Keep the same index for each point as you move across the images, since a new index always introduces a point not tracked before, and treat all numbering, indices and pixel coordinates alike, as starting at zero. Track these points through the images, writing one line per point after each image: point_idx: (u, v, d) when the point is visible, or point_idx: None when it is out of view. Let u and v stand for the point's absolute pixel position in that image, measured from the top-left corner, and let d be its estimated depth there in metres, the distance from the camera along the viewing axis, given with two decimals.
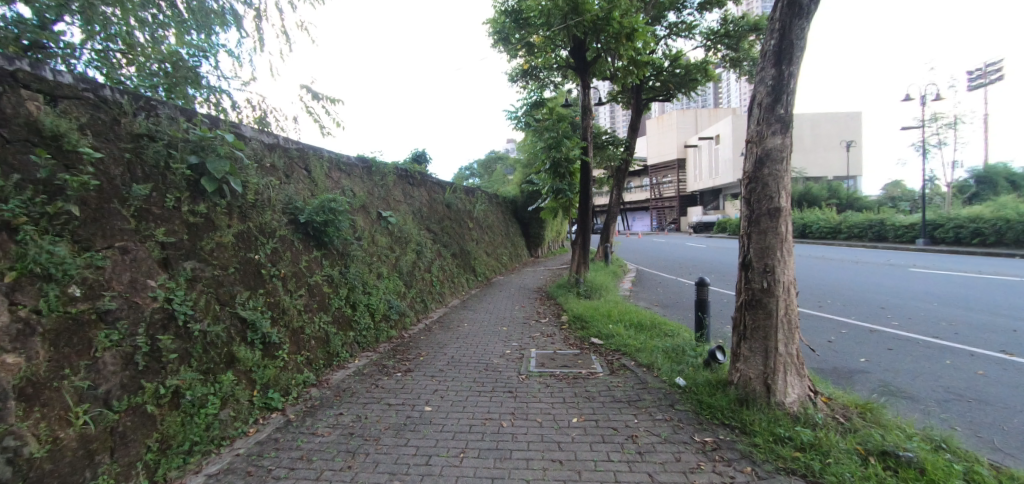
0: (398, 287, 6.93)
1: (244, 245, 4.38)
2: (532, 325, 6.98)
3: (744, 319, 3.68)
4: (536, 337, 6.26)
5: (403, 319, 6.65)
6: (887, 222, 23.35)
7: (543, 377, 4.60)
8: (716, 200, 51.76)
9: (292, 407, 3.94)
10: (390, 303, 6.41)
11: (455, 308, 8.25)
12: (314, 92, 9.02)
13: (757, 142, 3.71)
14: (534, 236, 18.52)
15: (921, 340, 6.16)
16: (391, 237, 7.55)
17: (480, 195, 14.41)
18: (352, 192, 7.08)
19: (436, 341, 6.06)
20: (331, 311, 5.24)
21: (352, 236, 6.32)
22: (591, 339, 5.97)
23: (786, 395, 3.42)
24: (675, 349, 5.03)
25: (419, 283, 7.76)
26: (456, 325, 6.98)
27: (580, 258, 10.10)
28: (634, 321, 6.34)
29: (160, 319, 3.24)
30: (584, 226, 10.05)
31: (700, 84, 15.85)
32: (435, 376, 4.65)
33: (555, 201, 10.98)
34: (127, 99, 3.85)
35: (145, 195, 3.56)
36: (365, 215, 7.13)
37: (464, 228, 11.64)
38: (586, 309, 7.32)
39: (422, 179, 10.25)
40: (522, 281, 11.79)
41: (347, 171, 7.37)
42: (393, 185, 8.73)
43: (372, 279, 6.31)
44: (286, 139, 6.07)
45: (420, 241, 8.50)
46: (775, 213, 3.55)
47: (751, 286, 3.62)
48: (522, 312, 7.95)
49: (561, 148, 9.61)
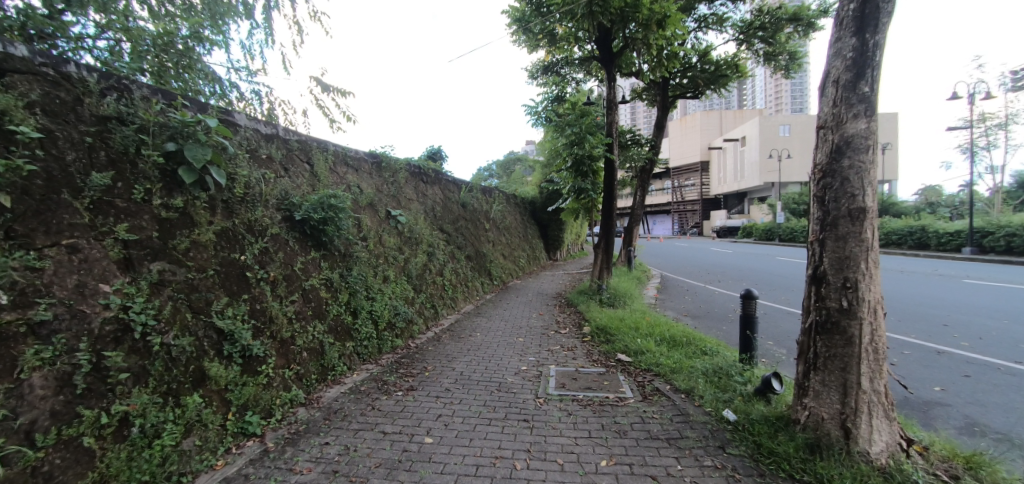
0: (406, 292, 6.39)
1: (228, 244, 3.89)
2: (552, 336, 6.33)
3: (815, 345, 3.01)
4: (555, 351, 5.61)
5: (410, 327, 6.10)
6: (929, 228, 21.94)
7: (564, 403, 3.96)
8: (741, 204, 50.19)
9: (273, 433, 3.40)
10: (396, 309, 5.87)
11: (468, 315, 7.66)
12: (326, 84, 8.60)
13: (833, 128, 3.03)
14: (553, 238, 17.88)
15: (1003, 366, 5.30)
16: (400, 237, 7.03)
17: (497, 195, 13.84)
18: (359, 189, 6.58)
19: (444, 353, 5.47)
20: (329, 319, 4.72)
21: (356, 235, 5.81)
22: (617, 356, 5.29)
23: (871, 444, 2.76)
24: (719, 372, 4.33)
25: (430, 287, 7.22)
26: (468, 335, 6.38)
27: (602, 264, 9.40)
28: (666, 336, 5.65)
29: (112, 332, 2.73)
30: (608, 229, 9.35)
31: (731, 80, 15.00)
32: (440, 397, 4.06)
33: (577, 201, 10.34)
34: (95, 77, 3.40)
35: (105, 186, 3.10)
36: (373, 214, 6.62)
37: (479, 229, 11.09)
38: (611, 319, 6.65)
39: (436, 177, 9.73)
40: (540, 286, 11.14)
41: (355, 166, 6.88)
42: (405, 182, 8.23)
43: (377, 282, 5.77)
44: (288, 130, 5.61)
45: (432, 242, 7.96)
46: (858, 215, 2.87)
47: (825, 306, 2.95)
48: (540, 321, 7.30)
49: (583, 145, 8.98)
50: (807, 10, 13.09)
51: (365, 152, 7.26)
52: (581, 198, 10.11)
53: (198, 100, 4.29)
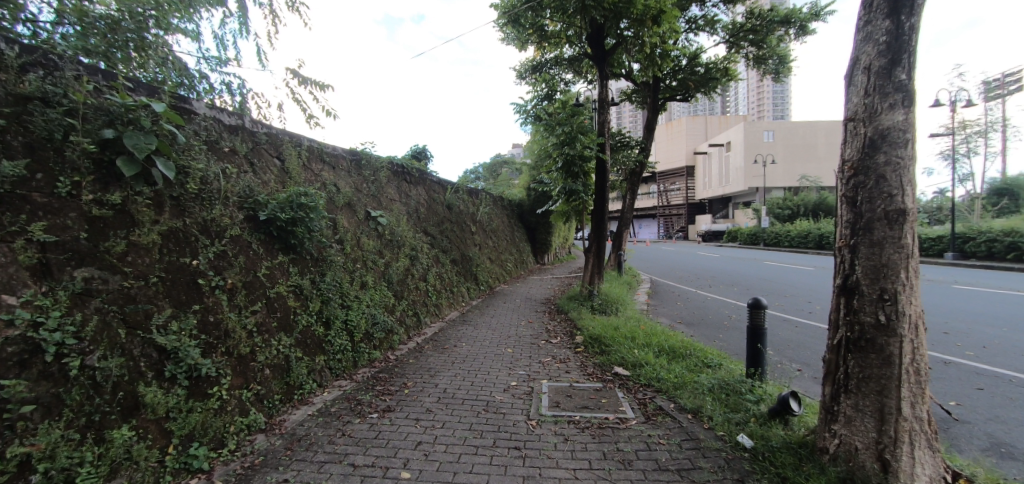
0: (386, 299, 5.92)
1: (177, 246, 3.40)
2: (542, 346, 5.91)
3: (845, 364, 2.66)
4: (547, 363, 5.19)
5: (389, 337, 5.63)
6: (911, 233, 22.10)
7: (559, 426, 3.54)
8: (726, 209, 50.60)
9: (223, 467, 2.91)
10: (374, 318, 5.39)
11: (452, 323, 7.19)
12: (302, 77, 8.08)
13: (866, 120, 2.69)
14: (541, 242, 17.52)
15: (1014, 378, 5.05)
16: (380, 239, 6.56)
17: (484, 197, 13.42)
18: (335, 187, 6.10)
19: (426, 367, 5.01)
20: (297, 330, 4.24)
21: (330, 237, 5.32)
22: (614, 369, 4.90)
23: (913, 479, 2.41)
24: (727, 389, 3.96)
25: (412, 294, 6.76)
26: (452, 345, 5.92)
27: (594, 268, 9.02)
28: (666, 347, 5.28)
29: (15, 355, 2.26)
30: (599, 232, 9.01)
31: (721, 83, 14.86)
32: (420, 421, 3.61)
33: (567, 204, 9.97)
34: (15, 50, 2.91)
35: (17, 177, 2.63)
36: (350, 215, 6.14)
37: (465, 232, 10.65)
38: (605, 328, 6.27)
39: (420, 177, 9.27)
40: (528, 291, 10.72)
41: (332, 163, 6.40)
42: (386, 182, 7.76)
43: (353, 289, 5.29)
44: (257, 122, 5.13)
45: (415, 245, 7.50)
46: (897, 217, 2.52)
47: (859, 320, 2.60)
48: (529, 330, 6.88)
49: (574, 145, 8.62)
50: (798, 13, 12.94)
51: (344, 148, 6.78)
52: (572, 200, 9.73)
53: (148, 83, 3.81)
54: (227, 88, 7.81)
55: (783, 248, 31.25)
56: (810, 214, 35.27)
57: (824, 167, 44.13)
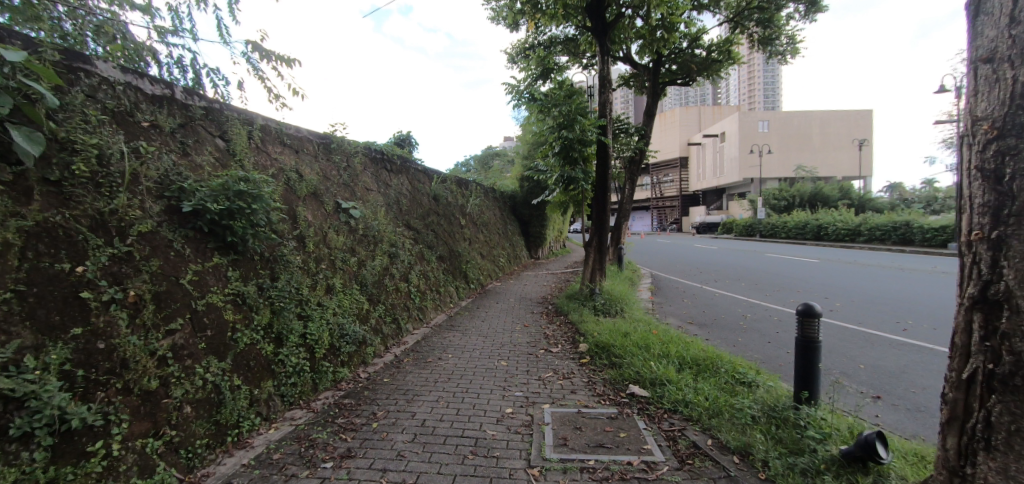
0: (358, 305, 5.03)
1: (51, 248, 2.55)
2: (541, 358, 5.05)
3: (986, 409, 1.87)
4: (549, 381, 4.35)
5: (361, 351, 4.75)
6: (913, 224, 21.18)
7: (569, 478, 2.69)
8: (720, 200, 50.07)
9: None
10: (342, 330, 4.52)
11: (439, 329, 6.30)
12: (265, 49, 7.10)
13: (1018, 59, 1.84)
14: (535, 235, 16.69)
15: None
16: (353, 235, 5.65)
17: (474, 188, 12.53)
18: (297, 174, 5.20)
19: (403, 388, 4.13)
20: (236, 351, 3.36)
21: (287, 233, 4.42)
22: (629, 387, 4.07)
23: None
24: (778, 421, 3.16)
25: (391, 297, 5.87)
26: (436, 358, 5.03)
27: (595, 264, 8.17)
28: (689, 360, 4.46)
29: None
30: (600, 223, 8.16)
31: (725, 65, 14.06)
32: (387, 474, 2.74)
33: (564, 194, 9.09)
34: None
35: None
36: (316, 206, 5.23)
37: (454, 226, 9.77)
38: (612, 334, 5.43)
39: (403, 165, 8.36)
40: (522, 290, 9.86)
41: (295, 146, 5.47)
42: (362, 169, 6.84)
43: (315, 294, 4.41)
44: (195, 94, 4.22)
45: (395, 241, 6.61)
46: None
47: (1015, 347, 1.78)
48: (526, 336, 6.01)
49: (573, 127, 7.74)
50: None
51: (311, 130, 5.86)
52: (570, 189, 8.81)
53: (24, 34, 2.92)
54: (179, 64, 6.80)
55: (781, 239, 30.70)
56: (806, 204, 34.76)
57: (819, 157, 43.54)
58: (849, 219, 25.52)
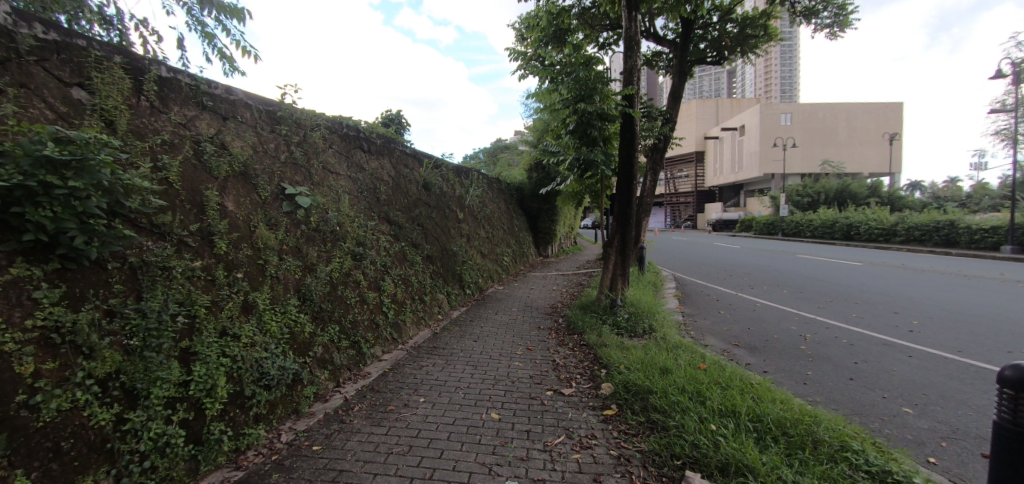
0: (294, 329, 3.60)
1: None
2: (547, 408, 3.56)
3: None
4: (560, 455, 2.87)
5: (292, 396, 3.33)
6: (959, 224, 19.23)
7: None
8: (738, 196, 48.02)
9: None
10: (259, 369, 3.09)
11: (415, 353, 4.85)
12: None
13: None
14: (544, 231, 15.23)
15: None
16: (298, 230, 4.21)
17: (476, 177, 11.09)
18: (217, 146, 3.79)
19: (333, 470, 2.67)
20: (26, 429, 2.01)
21: (178, 228, 3.02)
22: (688, 477, 2.59)
23: None
24: None
25: (351, 311, 4.42)
26: (401, 404, 3.57)
27: (616, 268, 6.64)
28: (774, 430, 2.94)
29: None
30: (623, 218, 6.61)
31: (763, 42, 12.38)
32: None
33: (579, 182, 7.61)
34: None
35: None
36: (243, 191, 3.81)
37: (449, 220, 8.35)
38: (647, 372, 3.92)
39: (386, 146, 6.94)
40: (528, 296, 8.37)
41: (222, 111, 4.06)
42: (327, 146, 5.42)
43: (218, 319, 3.00)
44: (37, 21, 2.89)
45: (364, 238, 5.19)
46: None
47: None
48: (527, 368, 4.51)
49: (591, 99, 6.21)
50: None
51: (250, 93, 4.45)
52: (586, 176, 7.28)
53: None
54: None
55: (805, 238, 28.83)
56: (832, 202, 32.76)
57: (844, 152, 41.29)
58: (884, 218, 23.62)
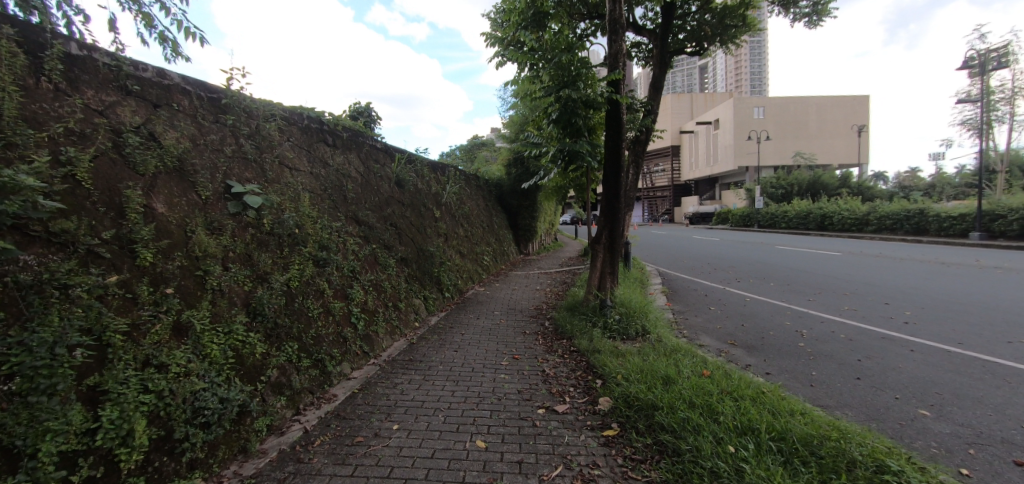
0: (241, 352, 3.06)
1: None
2: (540, 430, 3.13)
3: None
4: None
5: (239, 432, 2.80)
6: (928, 212, 19.65)
7: None
8: (713, 189, 48.62)
9: None
10: (194, 405, 2.56)
11: (389, 369, 4.34)
12: None
13: None
14: (524, 228, 14.80)
15: None
16: (248, 234, 3.66)
17: (453, 174, 10.57)
18: (144, 136, 3.21)
19: None
20: None
21: (85, 236, 2.46)
22: None
23: None
24: None
25: (314, 324, 3.89)
26: (371, 435, 3.07)
27: (604, 266, 6.25)
28: (801, 452, 2.57)
29: None
30: (611, 212, 6.22)
31: (743, 32, 12.17)
32: None
33: (563, 175, 7.18)
34: None
35: None
36: (177, 189, 3.24)
37: (424, 219, 7.82)
38: (649, 383, 3.53)
39: (353, 140, 6.36)
40: (511, 297, 7.93)
41: (152, 97, 3.47)
42: (284, 139, 4.84)
43: (138, 346, 2.45)
44: None
45: (328, 241, 4.65)
46: None
47: None
48: (514, 381, 4.07)
49: (575, 85, 5.77)
50: None
51: (188, 77, 3.85)
52: (570, 168, 6.87)
53: None
54: None
55: (781, 230, 29.23)
56: (805, 193, 33.37)
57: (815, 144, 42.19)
58: (856, 207, 24.07)
